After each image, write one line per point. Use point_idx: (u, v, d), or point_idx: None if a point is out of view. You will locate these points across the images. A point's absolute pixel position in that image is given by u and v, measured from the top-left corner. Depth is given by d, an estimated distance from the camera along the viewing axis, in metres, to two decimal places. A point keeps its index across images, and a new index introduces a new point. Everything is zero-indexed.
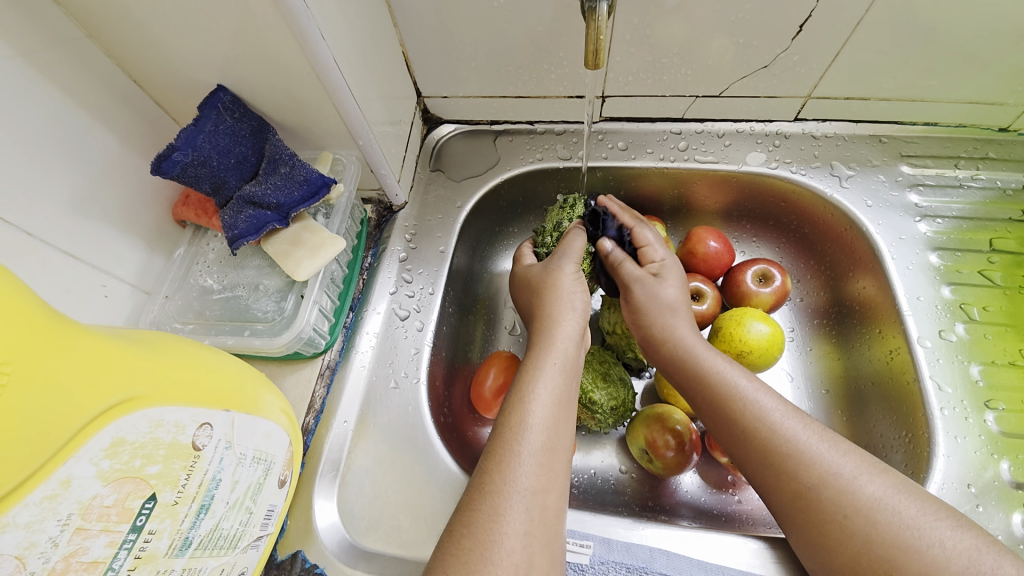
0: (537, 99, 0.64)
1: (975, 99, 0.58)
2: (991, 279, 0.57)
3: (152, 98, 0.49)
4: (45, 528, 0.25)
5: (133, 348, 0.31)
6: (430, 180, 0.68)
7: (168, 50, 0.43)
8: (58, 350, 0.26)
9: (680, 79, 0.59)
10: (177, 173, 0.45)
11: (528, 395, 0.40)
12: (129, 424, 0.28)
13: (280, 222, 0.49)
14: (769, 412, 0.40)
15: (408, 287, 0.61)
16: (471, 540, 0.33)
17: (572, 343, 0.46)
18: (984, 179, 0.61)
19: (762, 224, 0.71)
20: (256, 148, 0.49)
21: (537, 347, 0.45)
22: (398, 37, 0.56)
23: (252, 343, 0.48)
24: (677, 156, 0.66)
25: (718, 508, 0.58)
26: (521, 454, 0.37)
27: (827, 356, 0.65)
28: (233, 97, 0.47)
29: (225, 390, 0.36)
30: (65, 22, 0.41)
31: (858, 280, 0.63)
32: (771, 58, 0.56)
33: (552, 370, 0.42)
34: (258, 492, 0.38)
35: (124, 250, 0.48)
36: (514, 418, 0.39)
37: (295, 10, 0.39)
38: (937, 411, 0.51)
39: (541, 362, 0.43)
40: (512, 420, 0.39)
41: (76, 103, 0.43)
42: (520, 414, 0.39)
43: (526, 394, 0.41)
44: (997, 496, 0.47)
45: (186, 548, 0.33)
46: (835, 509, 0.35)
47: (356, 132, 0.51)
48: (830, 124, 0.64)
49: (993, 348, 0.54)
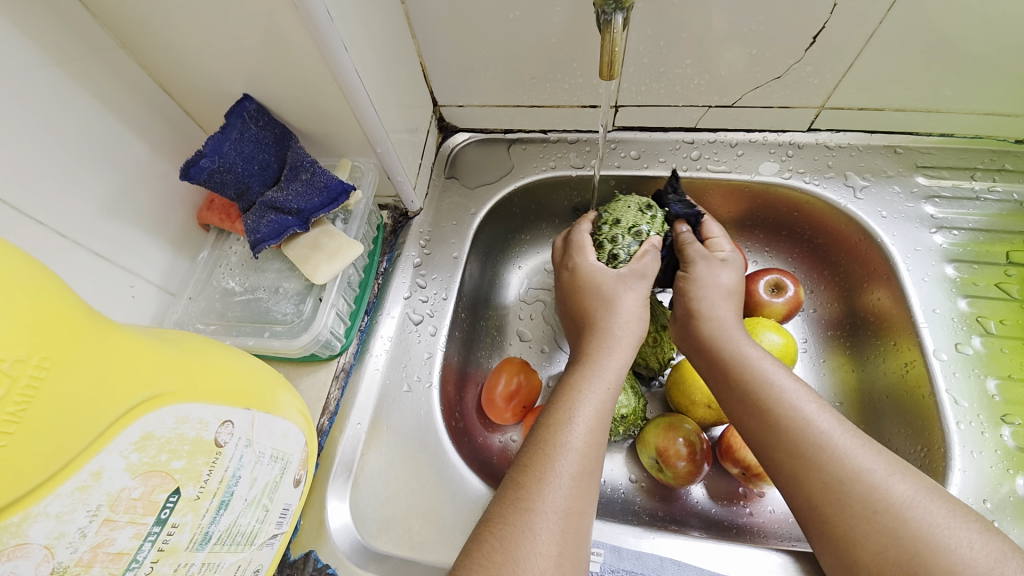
0: (551, 108, 0.65)
1: (991, 110, 0.57)
2: (1009, 292, 0.57)
3: (180, 106, 0.51)
4: (75, 518, 0.26)
5: (161, 346, 0.32)
6: (445, 187, 0.69)
7: (197, 60, 0.45)
8: (93, 347, 0.27)
9: (694, 89, 0.60)
10: (203, 178, 0.47)
11: (572, 414, 0.41)
12: (155, 420, 0.29)
13: (301, 227, 0.51)
14: (801, 406, 0.40)
15: (422, 292, 0.62)
16: (502, 554, 0.33)
17: (621, 363, 0.45)
18: (1001, 191, 0.60)
19: (774, 234, 0.71)
20: (279, 155, 0.51)
21: (583, 366, 0.45)
22: (416, 48, 0.58)
23: (272, 345, 0.50)
24: (690, 166, 0.66)
25: (729, 520, 0.58)
26: (559, 474, 0.37)
27: (841, 367, 0.65)
28: (258, 105, 0.49)
29: (246, 389, 0.37)
30: (102, 34, 0.43)
31: (872, 292, 0.62)
32: (784, 69, 0.56)
33: (599, 392, 0.43)
34: (274, 491, 0.39)
35: (151, 253, 0.49)
36: (555, 437, 0.39)
37: (320, 23, 0.40)
38: (954, 425, 0.51)
39: (588, 384, 0.43)
40: (552, 439, 0.39)
41: (109, 110, 0.44)
42: (559, 433, 0.40)
43: (570, 414, 0.41)
44: (1013, 512, 0.47)
45: (206, 543, 0.34)
46: (864, 505, 0.35)
47: (374, 139, 0.53)
48: (843, 135, 0.64)
49: (1010, 362, 0.53)
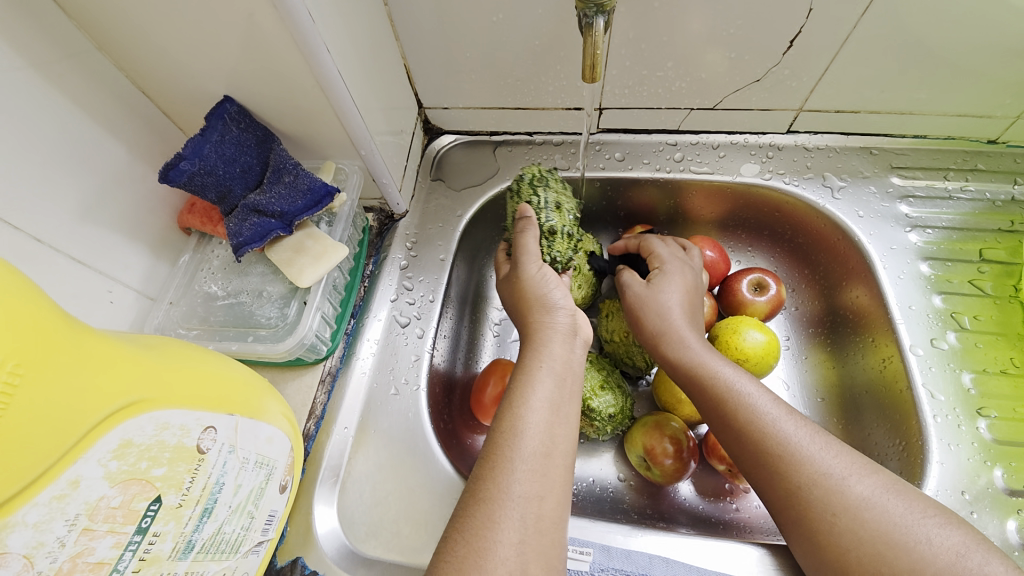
0: (536, 110, 0.65)
1: (962, 111, 0.59)
2: (982, 288, 0.59)
3: (159, 108, 0.50)
4: (53, 528, 0.25)
5: (140, 352, 0.31)
6: (431, 190, 0.69)
7: (176, 62, 0.45)
8: (69, 353, 0.26)
9: (676, 92, 0.61)
10: (184, 181, 0.46)
11: (520, 402, 0.41)
12: (136, 426, 0.29)
13: (284, 230, 0.50)
14: (763, 415, 0.42)
15: (409, 295, 0.61)
16: (465, 547, 0.34)
17: (564, 348, 0.46)
18: (973, 190, 0.62)
19: (756, 233, 0.72)
20: (261, 157, 0.50)
21: (528, 355, 0.45)
22: (400, 50, 0.58)
23: (255, 349, 0.49)
24: (673, 167, 0.67)
25: (716, 516, 0.59)
26: (513, 462, 0.37)
27: (823, 364, 0.66)
28: (240, 107, 0.49)
29: (229, 394, 0.36)
30: (76, 35, 0.42)
31: (851, 289, 0.64)
32: (763, 72, 0.57)
33: (544, 376, 0.43)
34: (259, 497, 0.39)
35: (130, 258, 0.49)
36: (504, 426, 0.40)
37: (302, 25, 0.40)
38: (932, 419, 0.52)
39: (533, 369, 0.43)
40: (502, 429, 0.40)
41: (85, 112, 0.44)
42: (511, 421, 0.40)
43: (518, 400, 0.41)
44: (991, 503, 0.48)
45: (189, 552, 0.33)
46: (824, 509, 0.37)
47: (359, 142, 0.53)
48: (821, 136, 0.66)
49: (984, 356, 0.55)
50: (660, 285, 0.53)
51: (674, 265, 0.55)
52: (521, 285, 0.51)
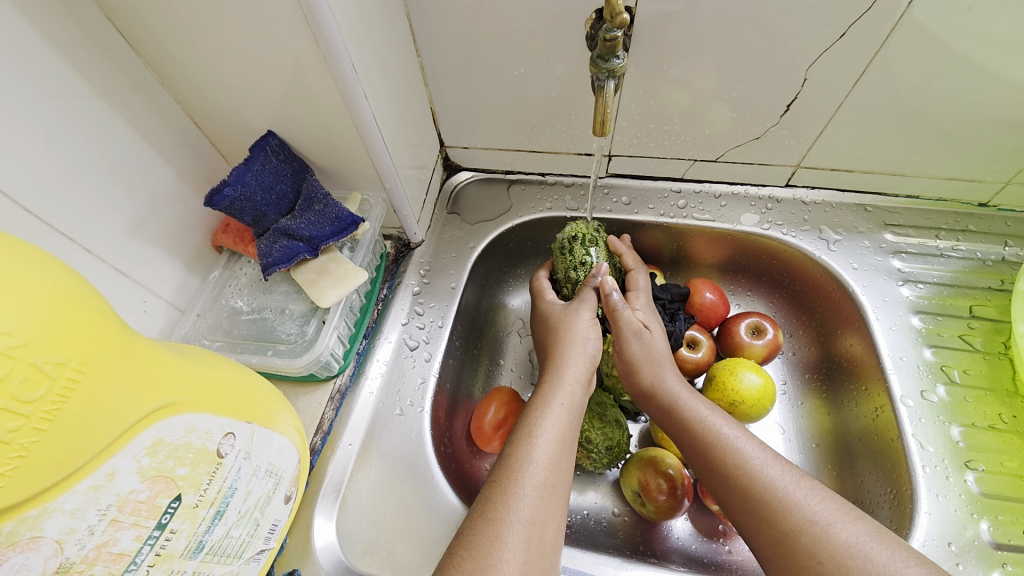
0: (549, 154, 0.70)
1: (952, 175, 0.63)
2: (971, 343, 0.60)
3: (208, 137, 0.55)
4: (86, 516, 0.28)
5: (176, 359, 0.34)
6: (446, 222, 0.73)
7: (229, 99, 0.50)
8: (121, 356, 0.29)
9: (681, 144, 0.66)
10: (225, 205, 0.50)
11: (535, 429, 0.43)
12: (167, 427, 0.31)
13: (310, 253, 0.54)
14: (751, 459, 0.44)
15: (419, 319, 0.64)
16: (469, 563, 0.35)
17: (579, 382, 0.48)
18: (964, 249, 0.65)
19: (755, 279, 0.75)
20: (295, 186, 0.54)
21: (545, 385, 0.48)
22: (428, 94, 0.63)
23: (274, 363, 0.52)
24: (676, 213, 0.71)
25: (708, 557, 0.59)
26: (523, 486, 0.39)
27: (818, 411, 0.67)
28: (280, 141, 0.53)
29: (249, 404, 0.39)
30: (144, 70, 0.47)
31: (846, 338, 0.66)
32: (763, 131, 0.62)
33: (557, 407, 0.45)
34: (266, 506, 0.40)
35: (166, 271, 0.52)
36: (519, 451, 0.42)
37: (346, 75, 0.45)
38: (920, 468, 0.53)
39: (549, 400, 0.46)
40: (516, 452, 0.42)
41: (143, 138, 0.48)
42: (524, 446, 0.42)
43: (532, 428, 0.43)
44: (977, 556, 0.48)
45: (198, 552, 0.35)
46: (812, 556, 0.38)
47: (385, 176, 0.57)
48: (818, 191, 0.69)
49: (974, 411, 0.56)
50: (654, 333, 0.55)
51: (649, 309, 0.58)
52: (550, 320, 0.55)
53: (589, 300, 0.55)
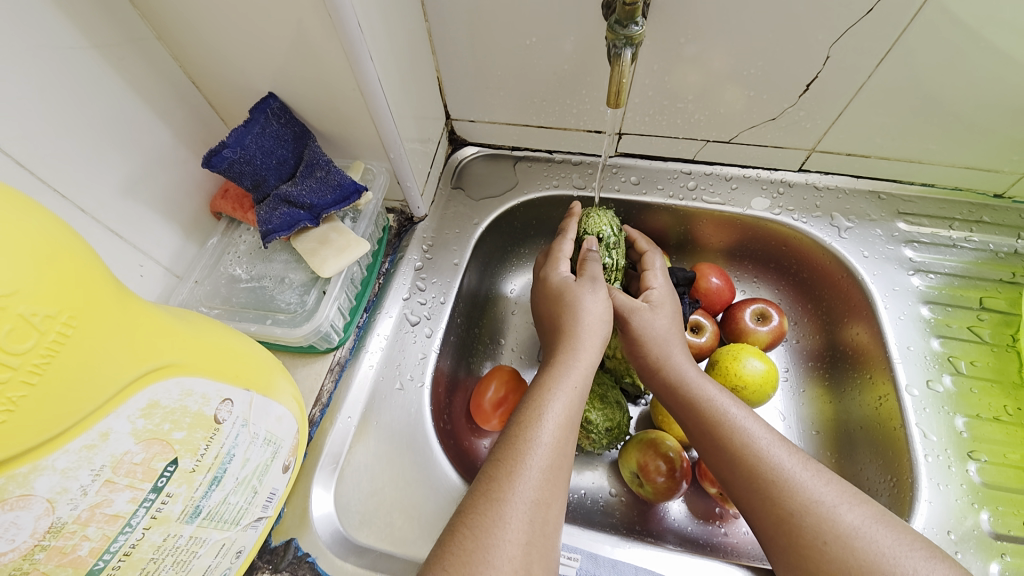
0: (558, 130, 0.68)
1: (970, 164, 0.61)
2: (980, 335, 0.60)
3: (206, 99, 0.54)
4: (79, 476, 0.27)
5: (172, 321, 0.33)
6: (450, 197, 0.71)
7: (227, 57, 0.48)
8: (114, 314, 0.28)
9: (694, 123, 0.64)
10: (224, 168, 0.49)
11: (542, 411, 0.42)
12: (162, 389, 0.30)
13: (311, 222, 0.53)
14: (756, 440, 0.44)
15: (421, 295, 0.63)
16: (472, 541, 0.34)
17: (589, 365, 0.47)
18: (977, 240, 0.64)
19: (763, 265, 0.74)
20: (296, 152, 0.53)
21: (555, 366, 0.46)
22: (435, 63, 0.61)
23: (273, 332, 0.51)
24: (685, 195, 0.70)
25: (704, 538, 0.59)
26: (529, 468, 0.38)
27: (820, 398, 0.67)
28: (281, 104, 0.52)
29: (247, 370, 0.38)
30: (139, 24, 0.45)
31: (852, 327, 0.65)
32: (779, 112, 0.60)
33: (567, 390, 0.44)
34: (264, 473, 0.40)
35: (163, 235, 0.51)
36: (526, 432, 0.41)
37: (350, 34, 0.43)
38: (922, 457, 0.53)
39: (559, 381, 0.45)
40: (521, 433, 0.41)
41: (138, 96, 0.47)
42: (530, 428, 0.41)
43: (540, 410, 0.42)
44: (975, 545, 0.49)
45: (196, 516, 0.35)
46: (815, 535, 0.38)
47: (389, 145, 0.55)
48: (832, 177, 0.68)
49: (979, 402, 0.56)
50: (656, 310, 0.55)
51: (666, 287, 0.58)
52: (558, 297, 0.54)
53: (599, 279, 0.54)
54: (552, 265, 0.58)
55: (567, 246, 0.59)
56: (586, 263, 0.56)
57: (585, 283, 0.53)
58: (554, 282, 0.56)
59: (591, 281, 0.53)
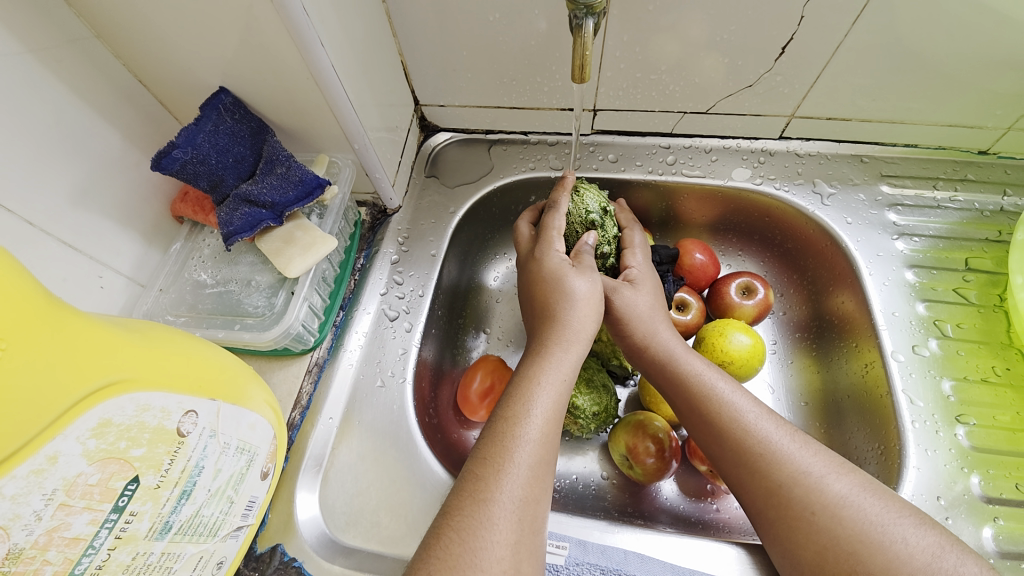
0: (531, 110, 0.66)
1: (953, 122, 0.60)
2: (966, 297, 0.59)
3: (157, 98, 0.51)
4: (30, 501, 0.26)
5: (123, 335, 0.32)
6: (425, 186, 0.69)
7: (172, 53, 0.45)
8: (49, 334, 0.27)
9: (669, 95, 0.62)
10: (176, 169, 0.46)
11: (529, 406, 0.41)
12: (115, 407, 0.29)
13: (274, 221, 0.51)
14: (745, 413, 0.43)
15: (399, 289, 0.62)
16: (459, 546, 0.33)
17: (577, 354, 0.46)
18: (961, 200, 0.63)
19: (747, 238, 0.73)
20: (254, 148, 0.51)
21: (541, 356, 0.45)
22: (397, 45, 0.58)
23: (242, 337, 0.50)
24: (665, 170, 0.68)
25: (696, 516, 0.59)
26: (515, 466, 0.37)
27: (808, 369, 0.66)
28: (234, 99, 0.49)
29: (212, 380, 0.37)
30: (74, 22, 0.43)
31: (837, 295, 0.64)
32: (756, 78, 0.58)
33: (555, 382, 0.43)
34: (239, 483, 0.39)
35: (121, 244, 0.49)
36: (512, 428, 0.40)
37: (296, 19, 0.41)
38: (909, 424, 0.52)
39: (544, 373, 0.43)
40: (508, 429, 0.40)
41: (80, 98, 0.44)
42: (516, 424, 0.40)
43: (526, 404, 0.41)
44: (967, 509, 0.49)
45: (166, 532, 0.34)
46: (805, 506, 0.38)
47: (352, 136, 0.53)
48: (813, 143, 0.66)
49: (966, 364, 0.55)
50: (636, 288, 0.54)
51: (646, 267, 0.57)
52: (550, 279, 0.50)
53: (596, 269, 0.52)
54: (546, 245, 0.53)
55: (554, 220, 0.55)
56: (583, 255, 0.53)
57: (584, 271, 0.51)
58: (546, 262, 0.52)
59: (590, 271, 0.51)
